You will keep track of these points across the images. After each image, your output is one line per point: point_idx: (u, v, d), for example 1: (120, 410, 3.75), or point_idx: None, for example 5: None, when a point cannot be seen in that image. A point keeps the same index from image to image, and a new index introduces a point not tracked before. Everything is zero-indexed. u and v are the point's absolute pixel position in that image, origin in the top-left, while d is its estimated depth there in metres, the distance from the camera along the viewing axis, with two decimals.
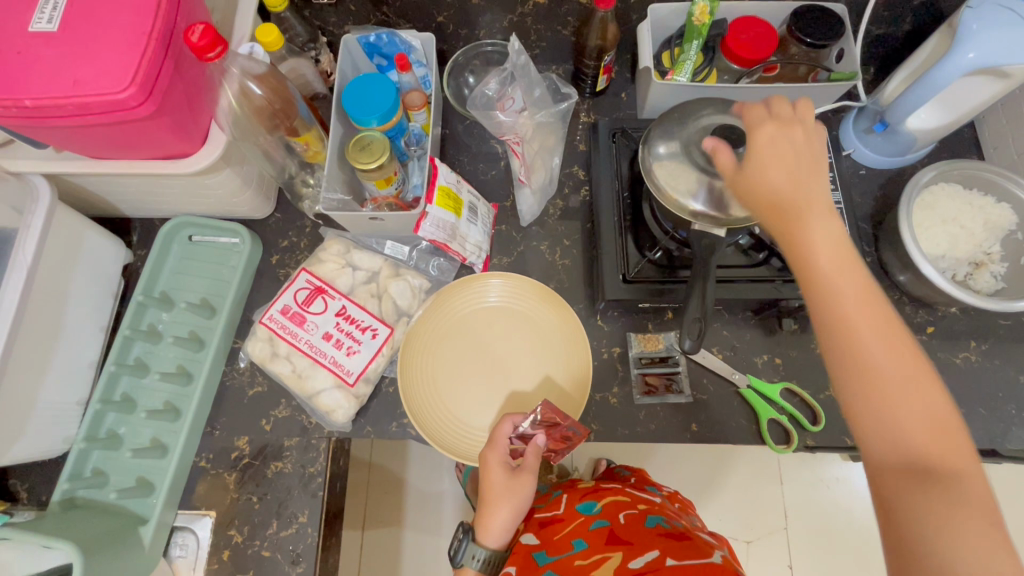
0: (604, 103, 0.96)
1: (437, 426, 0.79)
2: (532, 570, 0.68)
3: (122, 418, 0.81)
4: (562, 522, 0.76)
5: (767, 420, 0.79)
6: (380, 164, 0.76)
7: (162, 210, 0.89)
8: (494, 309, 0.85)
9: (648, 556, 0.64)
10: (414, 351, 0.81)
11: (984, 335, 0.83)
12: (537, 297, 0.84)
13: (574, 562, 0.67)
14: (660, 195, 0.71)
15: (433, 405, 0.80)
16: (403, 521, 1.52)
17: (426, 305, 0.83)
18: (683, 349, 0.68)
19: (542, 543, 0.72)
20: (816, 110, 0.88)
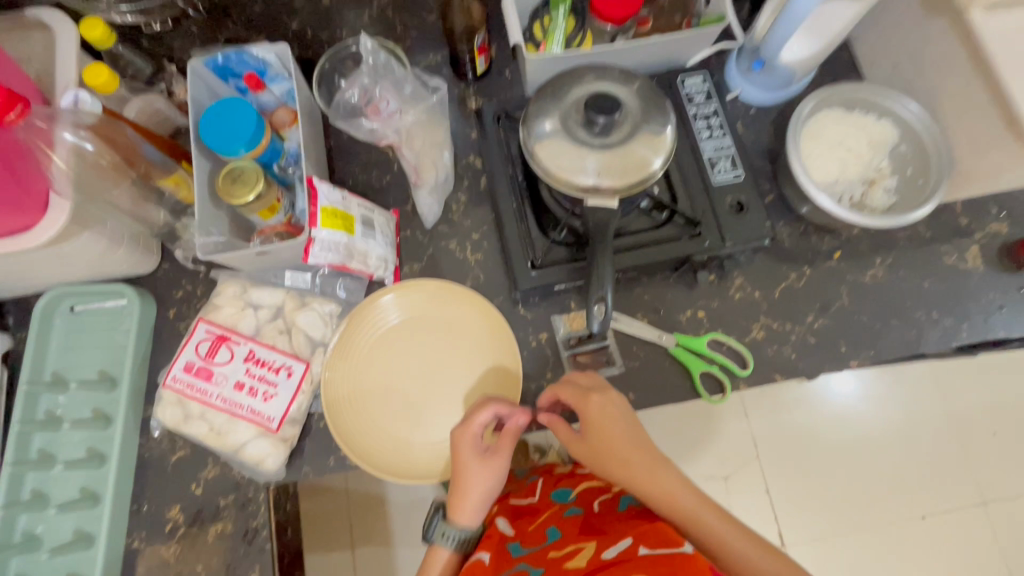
0: (488, 86, 0.92)
1: (376, 450, 0.76)
2: (507, 561, 0.66)
3: (36, 516, 0.75)
4: (536, 512, 0.76)
5: (699, 374, 0.80)
6: (257, 194, 0.71)
7: (31, 285, 0.80)
8: (412, 319, 0.81)
9: (621, 547, 0.59)
10: (337, 383, 0.77)
11: (886, 250, 0.86)
12: (454, 298, 0.81)
13: (547, 554, 0.65)
14: (547, 177, 0.68)
15: (372, 432, 0.77)
16: (391, 538, 1.46)
17: (340, 329, 0.79)
18: (593, 332, 0.67)
19: (517, 534, 0.72)
20: (694, 58, 0.85)
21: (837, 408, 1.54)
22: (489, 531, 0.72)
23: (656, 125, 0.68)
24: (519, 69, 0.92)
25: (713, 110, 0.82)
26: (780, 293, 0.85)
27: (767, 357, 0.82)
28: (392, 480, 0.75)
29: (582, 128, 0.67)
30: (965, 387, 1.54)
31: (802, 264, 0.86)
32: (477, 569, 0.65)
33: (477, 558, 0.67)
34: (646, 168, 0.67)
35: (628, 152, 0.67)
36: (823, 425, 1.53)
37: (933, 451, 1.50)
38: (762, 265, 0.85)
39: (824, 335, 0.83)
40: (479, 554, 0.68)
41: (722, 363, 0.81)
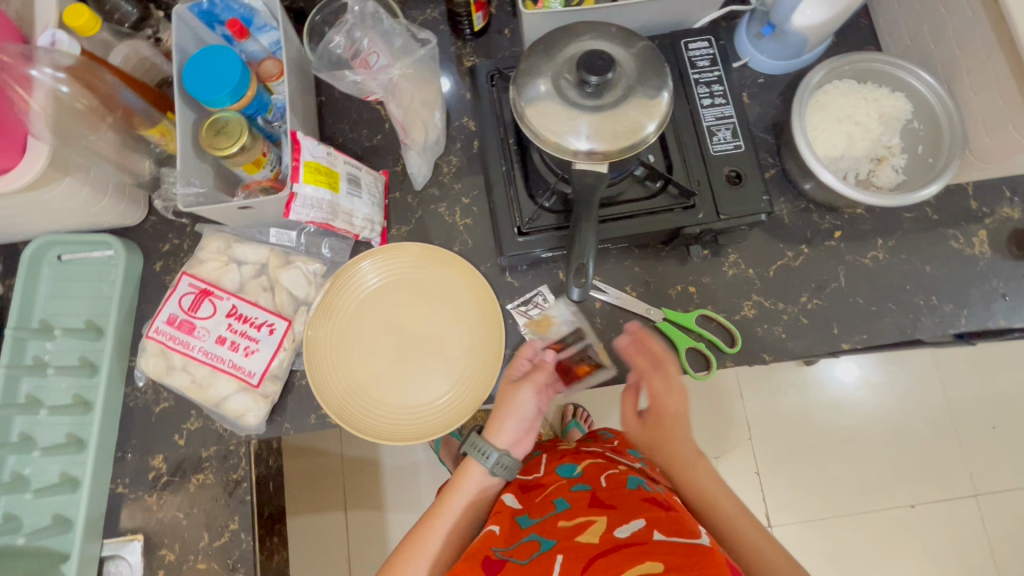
0: (486, 45, 0.89)
1: (351, 407, 0.76)
2: (518, 532, 0.67)
3: (23, 458, 0.76)
4: (543, 487, 0.77)
5: (684, 348, 0.79)
6: (241, 146, 0.69)
7: (19, 232, 0.80)
8: (397, 281, 0.81)
9: (633, 527, 0.60)
10: (320, 342, 0.77)
11: (889, 232, 0.83)
12: (442, 263, 0.81)
13: (557, 524, 0.66)
14: (535, 139, 0.66)
15: (353, 392, 0.77)
16: (383, 501, 1.49)
17: (324, 288, 0.78)
18: (571, 297, 0.66)
19: (525, 507, 0.73)
20: (700, 22, 0.82)
21: (833, 395, 1.53)
22: (497, 507, 0.74)
23: (651, 88, 0.65)
24: (519, 28, 0.89)
25: (716, 77, 0.78)
26: (775, 272, 0.82)
27: (756, 335, 0.80)
28: (373, 439, 0.75)
29: (574, 89, 0.65)
30: (964, 379, 1.52)
31: (799, 242, 0.83)
32: (489, 540, 0.66)
33: (488, 529, 0.68)
34: (638, 132, 0.64)
35: (621, 115, 0.64)
36: (817, 410, 1.52)
37: (927, 442, 1.49)
38: (757, 241, 0.83)
39: (817, 317, 0.81)
40: (489, 526, 0.69)
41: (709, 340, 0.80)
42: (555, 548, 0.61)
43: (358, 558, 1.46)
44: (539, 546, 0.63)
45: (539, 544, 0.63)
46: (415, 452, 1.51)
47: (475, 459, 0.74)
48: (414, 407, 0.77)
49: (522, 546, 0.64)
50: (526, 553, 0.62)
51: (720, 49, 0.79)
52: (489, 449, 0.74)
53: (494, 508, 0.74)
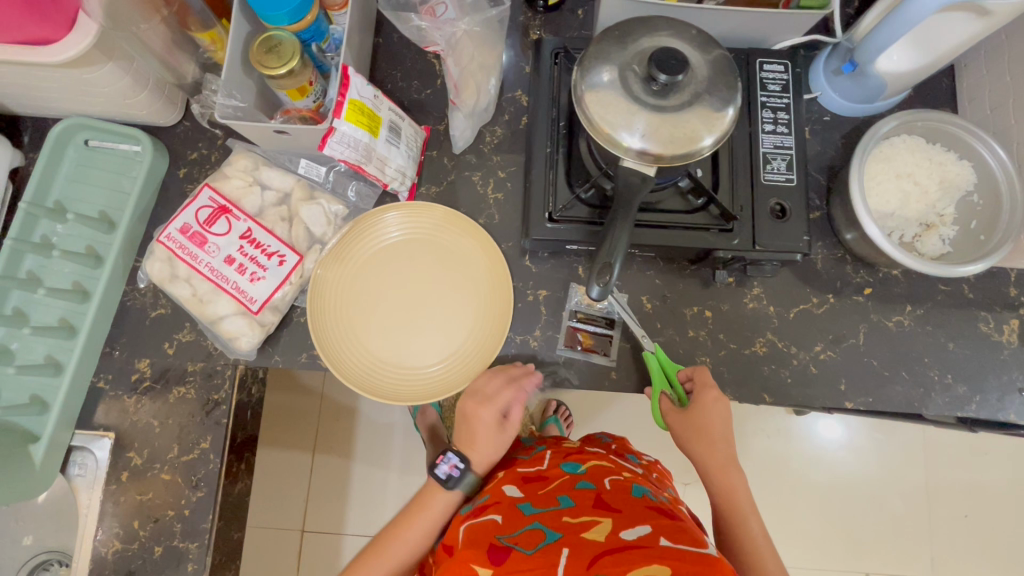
0: (557, 21, 0.86)
1: (338, 345, 0.75)
2: (520, 520, 0.67)
3: (13, 332, 0.76)
4: (545, 480, 0.75)
5: (659, 391, 0.74)
6: (290, 69, 0.68)
7: (50, 108, 0.79)
8: (417, 241, 0.79)
9: (640, 532, 0.60)
10: (327, 282, 0.76)
11: (920, 300, 0.80)
12: (465, 233, 0.79)
13: (561, 518, 0.65)
14: (587, 126, 0.64)
15: (350, 342, 0.76)
16: (351, 453, 1.50)
17: (346, 226, 0.77)
18: (591, 295, 0.62)
19: (527, 496, 0.72)
20: (780, 43, 0.79)
21: (818, 450, 1.51)
22: (497, 496, 0.73)
23: (719, 101, 0.62)
24: (593, 11, 0.86)
25: (784, 104, 0.75)
26: (796, 315, 0.80)
27: (762, 374, 0.79)
28: (350, 384, 0.74)
29: (640, 83, 0.62)
30: (950, 465, 1.50)
31: (827, 291, 0.81)
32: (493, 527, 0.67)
33: (489, 518, 0.69)
34: (695, 143, 0.62)
35: (681, 120, 0.61)
36: (799, 462, 1.51)
37: (897, 516, 1.48)
38: (785, 280, 0.81)
39: (827, 368, 0.79)
40: (490, 514, 0.70)
41: (677, 395, 0.75)
42: (560, 540, 0.61)
43: (315, 501, 1.48)
44: (544, 537, 0.62)
45: (544, 535, 0.63)
46: (393, 412, 1.51)
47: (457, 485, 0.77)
48: (400, 366, 0.76)
49: (525, 534, 0.64)
50: (531, 542, 0.62)
51: (794, 75, 0.76)
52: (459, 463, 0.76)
53: (494, 497, 0.73)
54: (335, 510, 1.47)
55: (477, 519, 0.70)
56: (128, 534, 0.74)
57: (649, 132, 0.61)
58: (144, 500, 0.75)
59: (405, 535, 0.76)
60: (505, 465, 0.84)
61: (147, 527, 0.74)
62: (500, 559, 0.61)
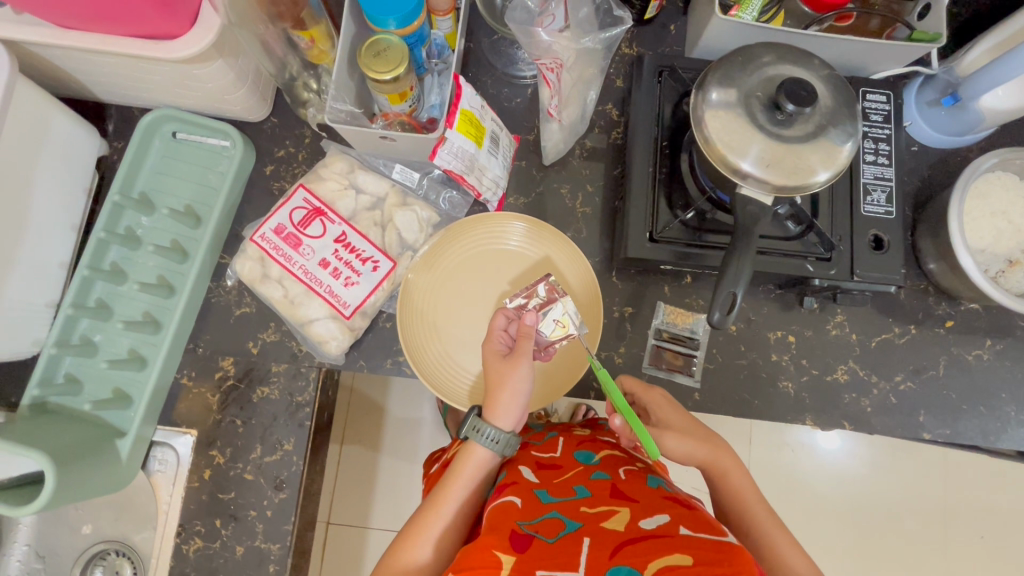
0: (648, 35, 0.86)
1: (418, 332, 0.75)
2: (537, 508, 0.64)
3: (96, 325, 0.76)
4: (560, 468, 0.72)
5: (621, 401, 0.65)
6: (395, 76, 0.66)
7: (141, 98, 0.78)
8: (515, 255, 0.79)
9: (659, 521, 0.59)
10: (420, 275, 0.76)
11: (1000, 335, 0.81)
12: (564, 255, 0.78)
13: (579, 508, 0.63)
14: (704, 147, 0.63)
15: (429, 331, 0.76)
16: (377, 448, 1.47)
17: (451, 226, 0.77)
18: (709, 320, 0.61)
19: (544, 483, 0.69)
20: (878, 72, 0.79)
21: (829, 461, 1.50)
22: (514, 478, 0.70)
23: (841, 134, 0.62)
24: (686, 28, 0.86)
25: (885, 135, 0.75)
26: (877, 344, 0.81)
27: (841, 401, 0.79)
28: (417, 370, 0.73)
29: (763, 111, 0.62)
30: (978, 487, 1.48)
31: (909, 321, 0.81)
32: (510, 511, 0.63)
33: (508, 500, 0.65)
34: (810, 176, 0.61)
35: (801, 152, 0.61)
36: (807, 473, 1.49)
37: (911, 535, 1.46)
38: (869, 308, 0.81)
39: (906, 399, 0.80)
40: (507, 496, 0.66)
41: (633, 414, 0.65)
42: (580, 530, 0.60)
43: (344, 493, 1.48)
44: (563, 526, 0.60)
45: (563, 524, 0.61)
46: (422, 408, 1.51)
47: (479, 442, 0.67)
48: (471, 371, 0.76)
49: (545, 523, 0.61)
50: (551, 531, 0.60)
51: (895, 106, 0.76)
52: (485, 427, 0.67)
53: (510, 478, 0.70)
54: (364, 504, 1.47)
55: (496, 501, 0.65)
56: (209, 532, 0.74)
57: (764, 157, 0.61)
58: (225, 499, 0.75)
59: (437, 519, 0.67)
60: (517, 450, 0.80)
61: (229, 526, 0.74)
62: (521, 547, 0.58)
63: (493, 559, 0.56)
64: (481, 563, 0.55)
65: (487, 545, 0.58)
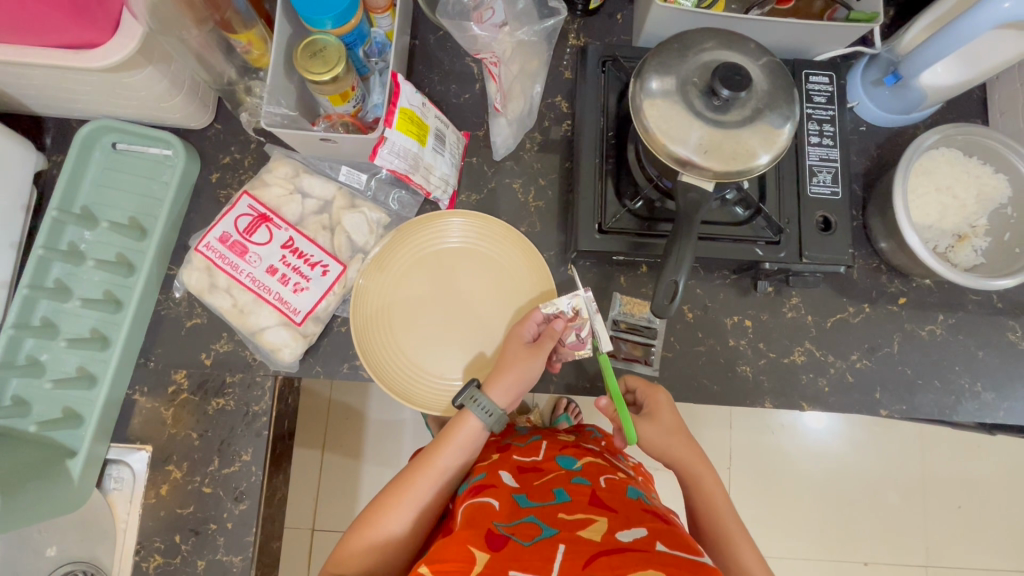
0: (595, 25, 0.85)
1: (370, 328, 0.74)
2: (517, 512, 0.63)
3: (42, 343, 0.74)
4: (541, 471, 0.72)
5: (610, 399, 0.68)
6: (334, 77, 0.65)
7: (77, 109, 0.76)
8: (471, 253, 0.78)
9: (636, 534, 0.57)
10: (378, 272, 0.75)
11: (952, 309, 0.82)
12: (521, 255, 0.77)
13: (557, 514, 0.61)
14: (643, 136, 0.63)
15: (381, 327, 0.75)
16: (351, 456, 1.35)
17: (407, 222, 0.76)
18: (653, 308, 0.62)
19: (523, 487, 0.68)
20: (822, 54, 0.79)
21: (812, 440, 1.51)
22: (494, 481, 0.69)
23: (779, 117, 0.63)
24: (633, 17, 0.85)
25: (829, 116, 0.75)
26: (832, 324, 0.81)
27: (800, 382, 0.80)
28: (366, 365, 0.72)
29: (701, 97, 0.62)
30: (950, 457, 1.50)
31: (863, 300, 0.82)
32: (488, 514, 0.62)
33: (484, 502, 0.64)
34: (752, 159, 0.61)
35: (740, 136, 0.61)
36: (785, 454, 1.50)
37: (895, 509, 1.48)
38: (823, 290, 0.82)
39: (863, 377, 0.80)
40: (485, 497, 0.66)
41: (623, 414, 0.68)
42: (556, 536, 0.57)
43: (325, 499, 1.46)
44: (539, 531, 0.59)
45: (540, 529, 0.59)
46: (402, 410, 1.50)
47: (473, 413, 0.68)
48: (423, 368, 0.75)
49: (522, 526, 0.59)
50: (527, 534, 0.58)
51: (839, 86, 0.77)
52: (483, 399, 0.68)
53: (488, 482, 0.69)
54: (345, 509, 1.46)
55: (474, 500, 0.66)
56: (169, 548, 0.73)
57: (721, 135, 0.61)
58: (184, 514, 0.73)
59: (422, 480, 0.69)
60: (496, 450, 0.78)
61: (190, 541, 0.73)
62: (497, 547, 0.57)
63: (468, 554, 0.55)
64: (454, 557, 0.55)
65: (461, 543, 0.58)
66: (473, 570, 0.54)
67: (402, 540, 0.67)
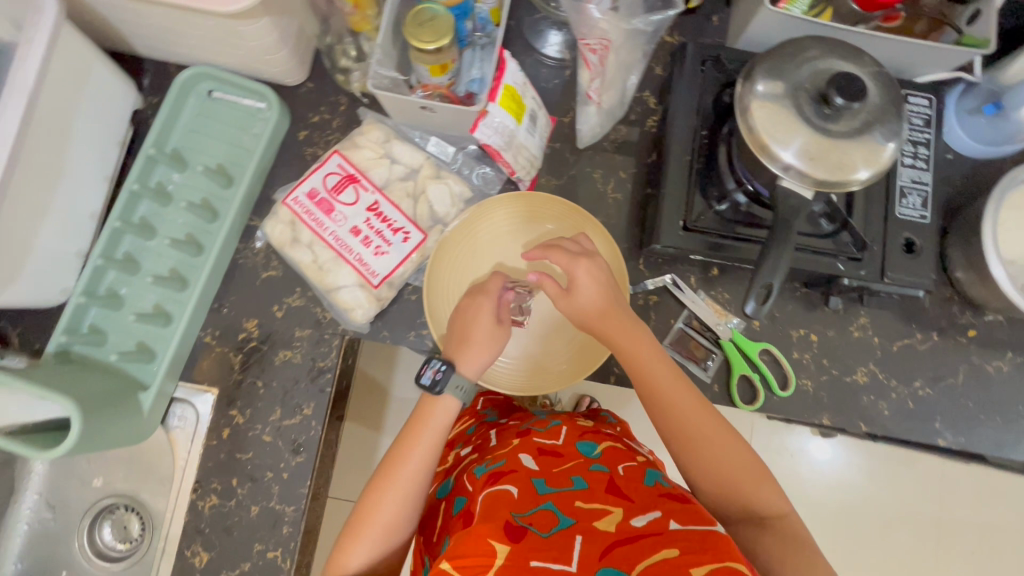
0: (690, 25, 0.85)
1: (443, 283, 0.75)
2: (533, 498, 0.62)
3: (123, 278, 0.76)
4: (560, 456, 0.70)
5: (738, 374, 0.78)
6: (439, 47, 0.65)
7: (180, 54, 0.78)
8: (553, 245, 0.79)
9: (650, 518, 0.58)
10: (467, 236, 0.77)
11: (1021, 348, 0.81)
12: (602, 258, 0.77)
13: (574, 502, 0.61)
14: (747, 136, 0.63)
15: (451, 284, 0.76)
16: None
17: (504, 196, 0.77)
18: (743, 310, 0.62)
19: (542, 471, 0.66)
20: (921, 77, 0.78)
21: (835, 467, 1.50)
22: (513, 464, 0.67)
23: (887, 133, 0.62)
24: (729, 20, 0.85)
25: (925, 138, 0.75)
26: (898, 349, 0.81)
27: (859, 403, 0.80)
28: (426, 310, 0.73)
29: (810, 105, 0.62)
30: (975, 501, 1.48)
31: (931, 328, 0.81)
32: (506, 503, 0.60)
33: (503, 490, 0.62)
34: (848, 173, 0.61)
35: (844, 149, 0.61)
36: (806, 477, 1.49)
37: (914, 546, 1.46)
38: (893, 314, 0.81)
39: (924, 405, 0.80)
40: (503, 484, 0.64)
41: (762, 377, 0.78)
42: (573, 527, 0.58)
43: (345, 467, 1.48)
44: (557, 520, 0.58)
45: (557, 518, 0.59)
46: None
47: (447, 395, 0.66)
48: None
49: (539, 515, 0.59)
50: (545, 524, 0.58)
51: (937, 110, 0.76)
52: (441, 364, 0.66)
53: (509, 466, 0.67)
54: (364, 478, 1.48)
55: (493, 488, 0.64)
56: (225, 491, 0.75)
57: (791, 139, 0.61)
58: (243, 459, 0.75)
59: (404, 466, 0.65)
60: (517, 436, 0.75)
61: (246, 486, 0.75)
62: (516, 540, 0.56)
63: (488, 547, 0.55)
64: (474, 552, 0.54)
65: (480, 535, 0.56)
66: (496, 565, 0.53)
67: (399, 522, 0.64)
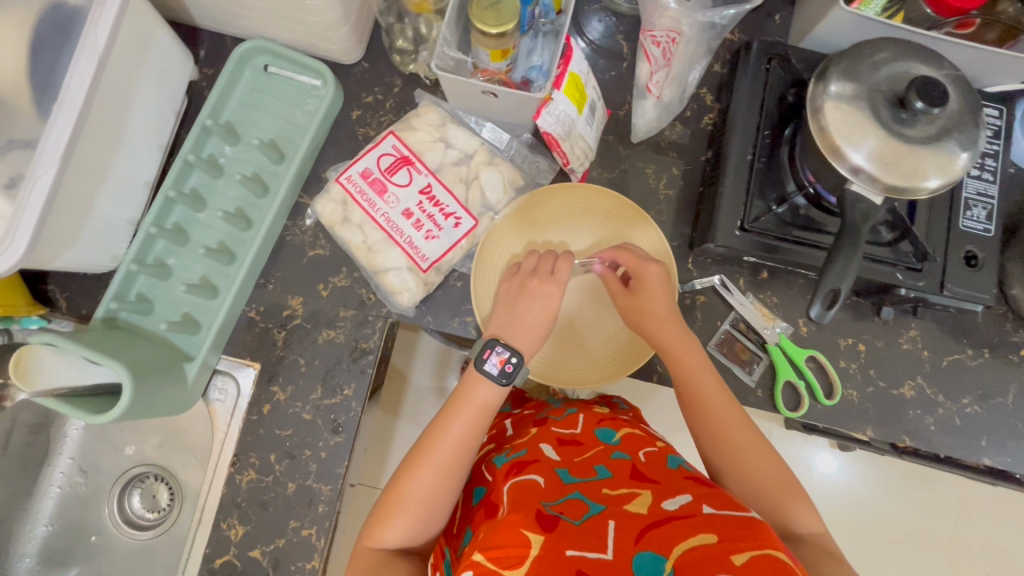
0: (751, 23, 0.84)
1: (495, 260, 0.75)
2: (558, 489, 0.57)
3: (171, 248, 0.76)
4: (581, 445, 0.65)
5: (783, 382, 0.77)
6: (502, 31, 0.62)
7: (239, 27, 0.78)
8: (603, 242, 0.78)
9: (682, 501, 0.52)
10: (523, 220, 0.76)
11: None
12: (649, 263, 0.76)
13: (601, 490, 0.56)
14: (817, 136, 0.62)
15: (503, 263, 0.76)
16: (398, 411, 1.35)
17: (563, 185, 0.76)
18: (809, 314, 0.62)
19: (563, 461, 0.62)
20: (989, 87, 0.76)
21: None
22: (535, 455, 0.64)
23: (964, 141, 0.60)
24: (792, 19, 0.83)
25: (992, 150, 0.73)
26: (948, 363, 0.79)
27: (905, 416, 0.78)
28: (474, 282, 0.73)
29: (886, 108, 0.60)
30: None
31: (983, 345, 0.80)
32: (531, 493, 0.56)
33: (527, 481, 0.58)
34: (919, 180, 0.59)
35: (919, 154, 0.59)
36: None
37: None
38: (944, 328, 0.80)
39: (971, 422, 0.78)
40: (528, 475, 0.60)
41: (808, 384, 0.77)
42: (604, 512, 0.52)
43: None
44: (587, 508, 0.53)
45: (586, 505, 0.54)
46: None
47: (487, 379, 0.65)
48: None
49: (569, 504, 0.54)
50: (575, 512, 0.53)
51: (1006, 123, 0.75)
52: (511, 355, 0.65)
53: (530, 457, 0.64)
54: None
55: (518, 478, 0.60)
56: (263, 466, 0.75)
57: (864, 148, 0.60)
58: (282, 435, 0.75)
59: (441, 445, 0.63)
60: (535, 425, 0.73)
61: (283, 462, 0.75)
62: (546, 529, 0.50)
63: (520, 537, 0.49)
64: (505, 542, 0.49)
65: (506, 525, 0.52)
66: (530, 556, 0.47)
67: (432, 501, 0.62)
